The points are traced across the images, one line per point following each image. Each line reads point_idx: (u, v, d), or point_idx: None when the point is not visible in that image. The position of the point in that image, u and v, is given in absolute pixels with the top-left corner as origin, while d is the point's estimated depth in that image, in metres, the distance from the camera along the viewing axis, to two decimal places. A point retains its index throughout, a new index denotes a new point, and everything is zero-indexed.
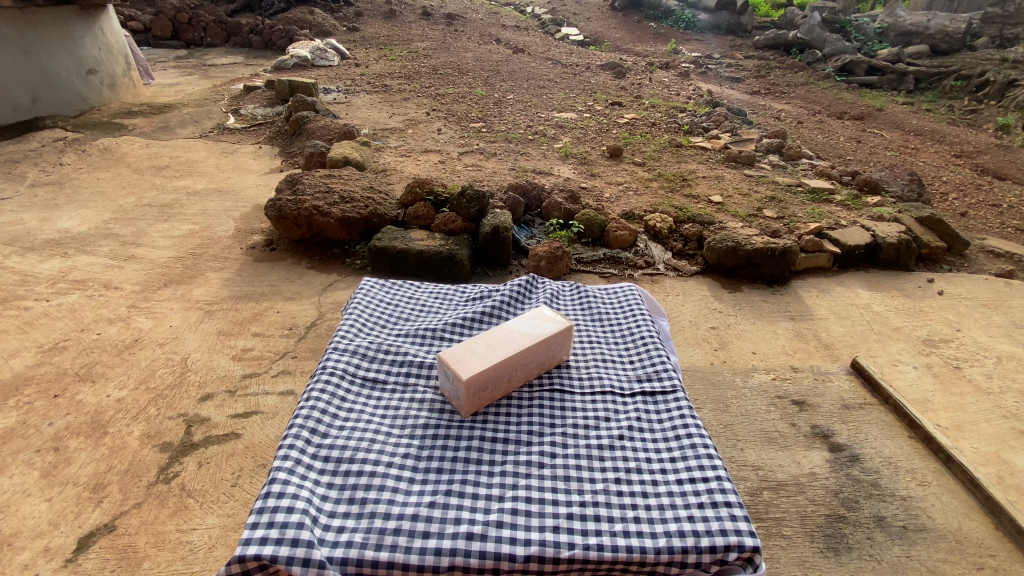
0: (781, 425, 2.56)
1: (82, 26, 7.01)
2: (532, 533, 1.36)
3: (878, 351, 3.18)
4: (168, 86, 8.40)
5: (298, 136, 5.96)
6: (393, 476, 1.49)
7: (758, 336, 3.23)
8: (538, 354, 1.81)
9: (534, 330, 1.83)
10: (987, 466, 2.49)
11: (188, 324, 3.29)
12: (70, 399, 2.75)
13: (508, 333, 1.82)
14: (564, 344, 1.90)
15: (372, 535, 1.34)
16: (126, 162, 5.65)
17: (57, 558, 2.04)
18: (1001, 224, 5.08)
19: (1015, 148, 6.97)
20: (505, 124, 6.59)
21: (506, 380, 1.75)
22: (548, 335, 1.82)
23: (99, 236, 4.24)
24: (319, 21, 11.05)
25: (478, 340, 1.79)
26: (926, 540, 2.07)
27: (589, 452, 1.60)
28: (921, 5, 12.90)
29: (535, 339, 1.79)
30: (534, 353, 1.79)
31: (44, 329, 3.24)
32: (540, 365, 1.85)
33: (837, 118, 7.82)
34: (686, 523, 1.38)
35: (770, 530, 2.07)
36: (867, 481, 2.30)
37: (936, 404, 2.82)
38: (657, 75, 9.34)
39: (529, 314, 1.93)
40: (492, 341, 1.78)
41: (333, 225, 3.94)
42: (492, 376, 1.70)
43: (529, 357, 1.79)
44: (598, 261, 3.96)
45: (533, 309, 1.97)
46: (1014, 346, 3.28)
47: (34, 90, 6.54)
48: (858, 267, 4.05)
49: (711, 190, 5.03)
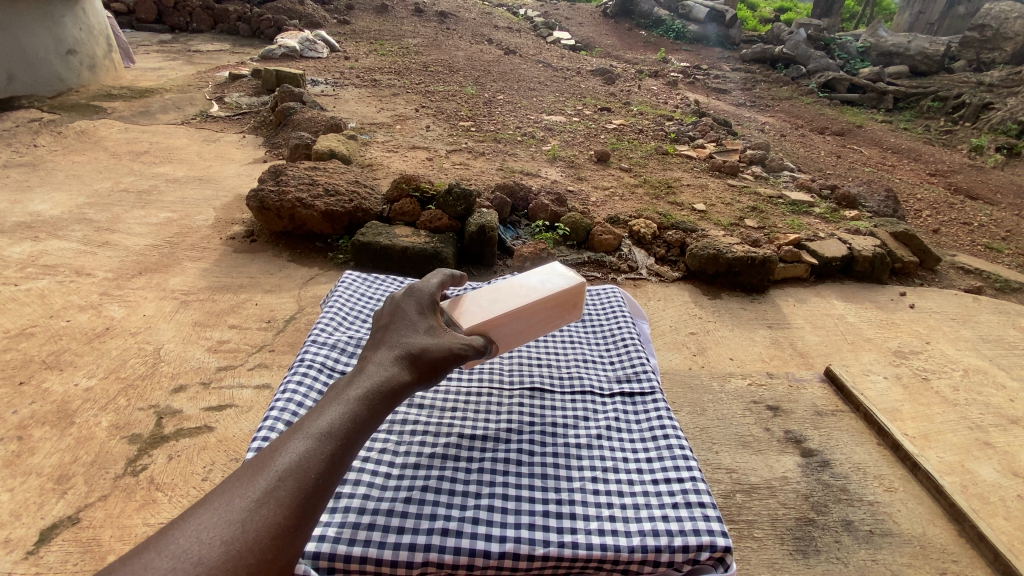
0: (755, 430, 2.60)
1: (64, 6, 6.90)
2: (508, 530, 1.36)
3: (851, 360, 3.26)
4: (151, 70, 8.26)
5: (284, 126, 5.89)
6: (370, 471, 1.49)
7: (735, 343, 3.28)
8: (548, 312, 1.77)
9: (548, 283, 1.82)
10: (953, 475, 2.56)
11: (163, 313, 3.23)
12: (35, 387, 2.68)
13: (524, 285, 1.80)
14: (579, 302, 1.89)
15: (346, 529, 1.33)
16: (103, 146, 5.53)
17: (19, 549, 1.99)
18: (971, 242, 5.24)
19: (987, 169, 7.20)
20: (495, 124, 6.60)
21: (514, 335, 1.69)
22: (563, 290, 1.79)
23: (72, 221, 4.14)
24: (309, 12, 10.94)
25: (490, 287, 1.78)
26: (892, 544, 2.12)
27: (566, 451, 1.61)
28: (903, 27, 13.29)
29: (550, 293, 1.76)
30: (519, 321, 1.66)
31: (11, 314, 3.16)
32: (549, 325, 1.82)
33: (818, 133, 7.99)
34: (661, 522, 1.39)
35: (742, 532, 2.11)
36: (837, 486, 2.34)
37: (905, 414, 2.90)
38: (645, 83, 9.43)
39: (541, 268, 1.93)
40: (508, 292, 1.74)
41: (316, 218, 3.90)
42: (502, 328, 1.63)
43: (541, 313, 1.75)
44: (582, 264, 3.99)
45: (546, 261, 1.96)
46: (980, 360, 3.38)
47: (10, 69, 6.37)
48: (834, 279, 4.14)
49: (695, 198, 5.10)
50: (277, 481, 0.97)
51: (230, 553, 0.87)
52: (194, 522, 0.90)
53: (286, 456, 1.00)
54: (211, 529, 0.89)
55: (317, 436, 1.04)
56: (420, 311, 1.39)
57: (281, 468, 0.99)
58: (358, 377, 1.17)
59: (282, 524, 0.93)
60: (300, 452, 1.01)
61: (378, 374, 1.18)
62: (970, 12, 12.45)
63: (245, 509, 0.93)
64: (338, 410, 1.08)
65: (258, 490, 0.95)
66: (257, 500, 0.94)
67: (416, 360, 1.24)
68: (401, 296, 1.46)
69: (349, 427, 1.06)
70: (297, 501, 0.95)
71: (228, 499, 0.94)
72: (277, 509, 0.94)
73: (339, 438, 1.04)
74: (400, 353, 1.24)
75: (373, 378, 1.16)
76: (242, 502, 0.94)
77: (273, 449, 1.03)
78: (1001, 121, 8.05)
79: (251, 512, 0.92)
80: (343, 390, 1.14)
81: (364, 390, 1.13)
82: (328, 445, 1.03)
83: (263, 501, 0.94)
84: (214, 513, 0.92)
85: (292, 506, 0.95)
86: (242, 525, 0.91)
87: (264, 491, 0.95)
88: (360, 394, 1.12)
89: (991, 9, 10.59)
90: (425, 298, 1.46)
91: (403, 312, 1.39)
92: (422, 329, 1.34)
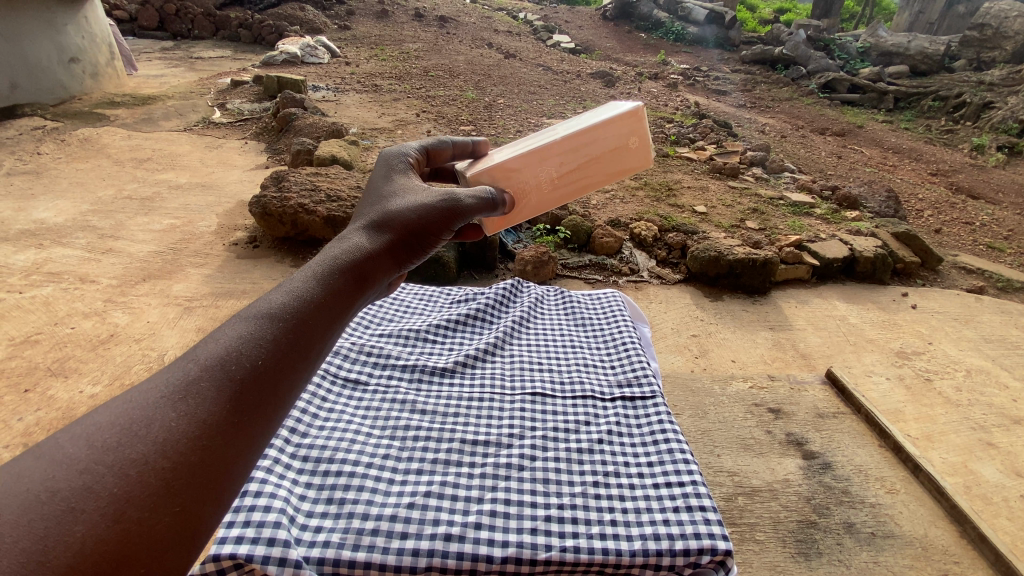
0: (756, 432, 2.61)
1: (65, 15, 6.96)
2: (510, 535, 1.38)
3: (853, 362, 3.26)
4: (153, 77, 8.31)
5: (285, 132, 5.92)
6: (372, 478, 1.50)
7: (737, 345, 3.29)
8: (582, 150, 1.69)
9: (584, 123, 1.74)
10: (956, 476, 2.56)
11: (166, 320, 3.25)
12: (41, 394, 2.70)
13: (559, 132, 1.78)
14: (633, 140, 1.71)
15: (349, 535, 1.35)
16: (107, 153, 5.57)
17: None
18: (973, 242, 5.24)
19: (988, 168, 7.19)
20: (495, 128, 6.62)
21: (539, 181, 1.69)
22: (596, 125, 1.67)
23: (75, 228, 4.17)
24: (309, 19, 10.99)
25: (526, 142, 1.83)
26: (894, 546, 2.12)
27: (567, 455, 1.62)
28: (903, 27, 13.32)
29: (577, 131, 1.67)
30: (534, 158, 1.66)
31: (16, 322, 3.18)
32: (589, 175, 1.74)
33: (819, 134, 8.00)
34: (662, 527, 1.40)
35: (744, 535, 2.12)
36: (839, 488, 2.35)
37: (908, 415, 2.90)
38: (645, 85, 9.45)
39: (591, 114, 1.85)
40: (536, 141, 1.76)
41: (318, 223, 3.89)
42: (518, 174, 1.66)
43: (567, 156, 1.69)
44: (584, 267, 4.00)
45: (600, 107, 1.87)
46: (983, 360, 3.38)
47: (13, 77, 6.42)
48: (836, 280, 4.14)
49: (696, 200, 5.10)
50: (199, 374, 0.86)
51: (136, 453, 0.76)
52: (95, 417, 0.79)
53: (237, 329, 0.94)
54: (113, 423, 0.78)
55: (255, 321, 0.95)
56: (394, 184, 1.34)
57: (206, 359, 0.89)
58: (314, 258, 1.11)
59: (207, 420, 0.82)
60: (232, 340, 0.92)
61: (340, 248, 1.13)
62: (970, 12, 12.45)
63: (155, 403, 0.81)
64: (281, 295, 1.00)
65: (172, 383, 0.84)
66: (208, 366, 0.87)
67: (383, 230, 1.20)
68: (378, 166, 1.42)
69: (293, 311, 0.98)
70: (225, 397, 0.86)
71: (138, 391, 0.83)
72: (200, 405, 0.83)
73: (280, 325, 0.96)
74: (365, 227, 1.20)
75: (331, 255, 1.10)
76: (155, 394, 0.82)
77: (203, 340, 0.93)
78: (1002, 120, 8.05)
79: (163, 407, 0.81)
80: (293, 274, 1.06)
81: (324, 263, 1.08)
82: (266, 333, 0.94)
83: (180, 395, 0.83)
84: (117, 408, 0.80)
85: (220, 402, 0.85)
86: (152, 420, 0.80)
87: (181, 386, 0.84)
88: (311, 276, 1.05)
89: (990, 8, 10.59)
90: (396, 170, 1.40)
91: (376, 188, 1.34)
92: (394, 197, 1.29)
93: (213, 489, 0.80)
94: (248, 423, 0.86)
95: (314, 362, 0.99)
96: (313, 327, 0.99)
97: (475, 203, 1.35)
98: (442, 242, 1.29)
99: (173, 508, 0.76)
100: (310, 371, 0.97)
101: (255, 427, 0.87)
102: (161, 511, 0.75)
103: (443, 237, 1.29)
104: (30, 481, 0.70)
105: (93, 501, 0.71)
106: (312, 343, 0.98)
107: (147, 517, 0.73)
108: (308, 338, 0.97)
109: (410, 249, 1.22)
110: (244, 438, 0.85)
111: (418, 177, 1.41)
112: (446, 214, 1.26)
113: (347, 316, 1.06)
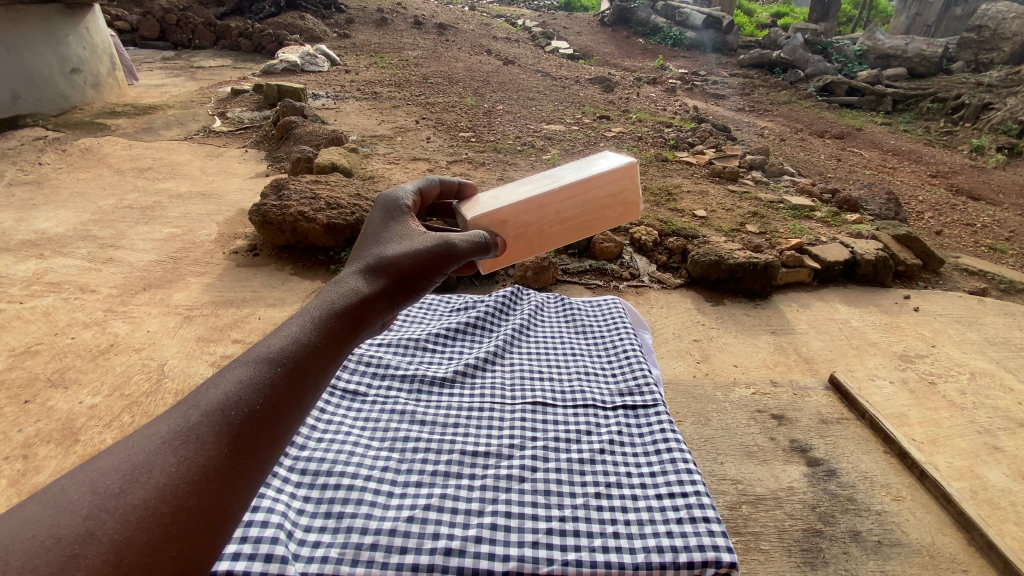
0: (760, 440, 2.58)
1: (66, 26, 6.99)
2: (510, 549, 1.36)
3: (856, 365, 3.23)
4: (155, 87, 8.35)
5: (285, 140, 5.92)
6: (371, 490, 1.49)
7: (739, 350, 3.27)
8: (578, 199, 1.75)
9: (576, 173, 1.81)
10: (962, 481, 2.53)
11: (167, 329, 3.23)
12: (40, 405, 2.69)
13: (552, 179, 1.82)
14: (624, 193, 1.80)
15: (348, 550, 1.33)
16: (107, 163, 5.57)
17: None
18: (974, 243, 5.22)
19: (988, 169, 7.18)
20: (494, 134, 6.63)
21: (537, 225, 1.73)
22: (591, 176, 1.74)
23: (76, 238, 4.16)
24: (309, 27, 11.03)
25: (519, 186, 1.86)
26: (902, 554, 2.09)
27: (568, 466, 1.61)
28: (900, 29, 13.38)
29: (573, 180, 1.73)
30: (538, 205, 1.70)
31: (17, 332, 3.18)
32: (581, 223, 1.79)
33: (818, 137, 8.00)
34: (664, 538, 1.38)
35: (749, 544, 2.09)
36: (844, 495, 2.32)
37: (912, 418, 2.87)
38: (643, 90, 9.42)
39: (581, 163, 1.92)
40: (531, 186, 1.79)
41: (318, 231, 3.88)
42: (517, 217, 1.69)
43: (563, 202, 1.74)
44: (584, 272, 3.99)
45: (588, 157, 1.94)
46: (987, 363, 3.36)
47: (14, 88, 6.44)
48: (837, 283, 4.12)
49: (696, 204, 5.08)
50: (200, 419, 0.85)
51: (136, 499, 0.75)
52: (99, 462, 0.78)
53: (232, 377, 0.92)
54: (117, 467, 0.77)
55: (254, 364, 0.94)
56: (392, 227, 1.32)
57: (207, 402, 0.87)
58: (310, 301, 1.08)
59: (205, 464, 0.81)
60: (232, 384, 0.90)
61: (335, 295, 1.09)
62: (967, 13, 12.49)
63: (155, 448, 0.80)
64: (279, 339, 0.98)
65: (173, 428, 0.83)
66: (207, 412, 0.86)
67: (379, 273, 1.17)
68: (378, 207, 1.40)
69: (291, 355, 0.96)
70: (225, 440, 0.84)
71: (141, 436, 0.82)
72: (200, 449, 0.82)
73: (279, 368, 0.94)
74: (362, 268, 1.17)
75: (328, 298, 1.08)
76: (155, 440, 0.81)
77: (203, 383, 0.92)
78: (1001, 120, 8.04)
79: (163, 452, 0.80)
80: (290, 317, 1.05)
81: (320, 311, 1.05)
82: (264, 377, 0.93)
83: (180, 440, 0.82)
84: (119, 453, 0.79)
85: (218, 445, 0.84)
86: (153, 466, 0.79)
87: (182, 431, 0.83)
88: (308, 320, 1.03)
89: (988, 10, 10.57)
90: (401, 208, 1.38)
91: (375, 230, 1.32)
92: (392, 241, 1.25)
93: (209, 532, 0.78)
94: (244, 465, 0.85)
95: (310, 404, 0.97)
96: (308, 370, 0.97)
97: (471, 247, 1.32)
98: (439, 282, 1.25)
99: (171, 552, 0.74)
100: (304, 413, 0.96)
101: (250, 470, 0.85)
102: (160, 555, 0.73)
103: (438, 279, 1.24)
104: (36, 527, 0.70)
105: (95, 547, 0.70)
106: (307, 385, 0.96)
107: (146, 561, 0.72)
108: (303, 380, 0.96)
109: (407, 292, 1.19)
110: (240, 482, 0.84)
111: (418, 220, 1.38)
112: (441, 258, 1.23)
113: (342, 358, 1.04)
